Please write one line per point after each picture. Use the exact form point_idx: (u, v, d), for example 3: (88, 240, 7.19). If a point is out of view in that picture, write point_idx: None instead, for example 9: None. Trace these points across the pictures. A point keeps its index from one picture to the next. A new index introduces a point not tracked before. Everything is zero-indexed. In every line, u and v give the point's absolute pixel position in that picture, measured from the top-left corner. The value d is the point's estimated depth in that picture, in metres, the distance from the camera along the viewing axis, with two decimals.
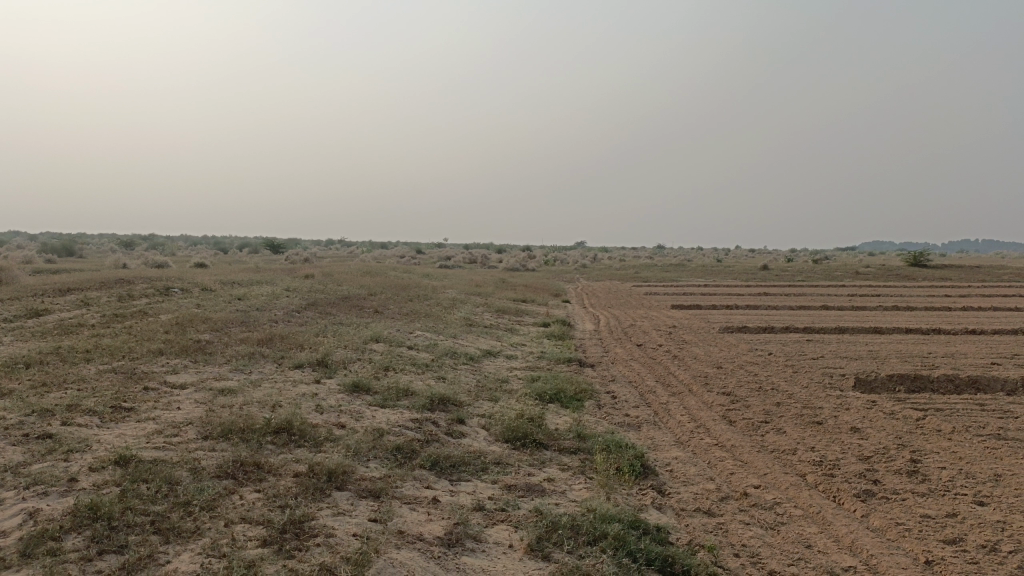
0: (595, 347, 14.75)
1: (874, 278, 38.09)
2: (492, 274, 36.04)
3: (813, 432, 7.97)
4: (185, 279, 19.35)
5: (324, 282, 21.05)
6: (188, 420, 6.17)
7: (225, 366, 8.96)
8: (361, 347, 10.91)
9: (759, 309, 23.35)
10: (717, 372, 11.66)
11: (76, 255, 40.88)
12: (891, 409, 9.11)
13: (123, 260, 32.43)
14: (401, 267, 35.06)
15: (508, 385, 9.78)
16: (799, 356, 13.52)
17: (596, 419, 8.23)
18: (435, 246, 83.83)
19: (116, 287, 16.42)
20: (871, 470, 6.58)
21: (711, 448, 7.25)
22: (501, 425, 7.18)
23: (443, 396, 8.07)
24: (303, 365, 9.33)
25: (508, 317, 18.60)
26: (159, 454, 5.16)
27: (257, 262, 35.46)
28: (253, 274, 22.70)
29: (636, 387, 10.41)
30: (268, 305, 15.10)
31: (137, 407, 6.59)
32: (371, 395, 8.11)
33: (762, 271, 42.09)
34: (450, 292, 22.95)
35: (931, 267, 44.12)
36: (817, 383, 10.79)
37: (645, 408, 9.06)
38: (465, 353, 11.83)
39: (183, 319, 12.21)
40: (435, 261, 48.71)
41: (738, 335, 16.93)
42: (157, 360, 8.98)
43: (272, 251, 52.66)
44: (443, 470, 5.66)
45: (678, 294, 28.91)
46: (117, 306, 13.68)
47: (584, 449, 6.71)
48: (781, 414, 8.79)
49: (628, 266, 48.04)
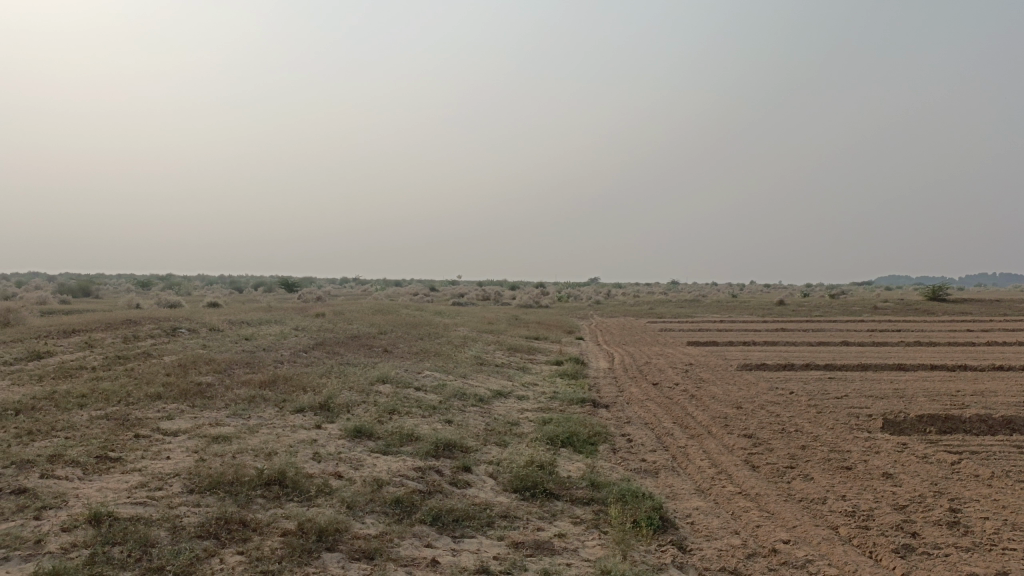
0: (610, 386, 14.29)
1: (894, 312, 37.42)
2: (506, 311, 35.59)
3: (843, 479, 7.47)
4: (192, 319, 19.08)
5: (334, 321, 20.76)
6: (175, 472, 5.80)
7: (224, 410, 8.61)
8: (366, 389, 10.54)
9: (778, 345, 22.77)
10: (737, 412, 11.16)
11: (90, 295, 41.16)
12: (923, 452, 8.60)
13: (137, 300, 32.38)
14: (413, 304, 34.81)
15: (518, 428, 9.35)
16: (822, 395, 13.00)
17: (611, 465, 7.79)
18: (448, 284, 83.70)
19: (122, 328, 16.18)
20: (909, 521, 6.08)
21: (734, 497, 6.79)
22: (509, 473, 6.75)
23: (449, 441, 7.65)
24: (305, 409, 8.96)
25: (520, 356, 18.18)
26: (138, 512, 4.79)
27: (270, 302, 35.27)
28: (263, 313, 22.49)
29: (653, 430, 9.94)
30: (275, 345, 14.79)
31: (124, 457, 6.24)
32: (374, 441, 7.72)
33: (778, 306, 41.47)
34: (462, 330, 22.58)
35: (952, 301, 43.32)
36: (843, 424, 10.27)
37: (662, 452, 8.61)
38: (475, 394, 11.42)
39: (186, 360, 11.90)
40: (449, 298, 48.47)
41: (758, 372, 16.41)
42: (153, 404, 8.65)
43: (286, 288, 52.77)
44: (445, 525, 5.25)
45: (694, 331, 28.38)
46: (120, 348, 13.42)
47: (597, 499, 6.27)
48: (807, 458, 8.31)
49: (643, 302, 47.55)
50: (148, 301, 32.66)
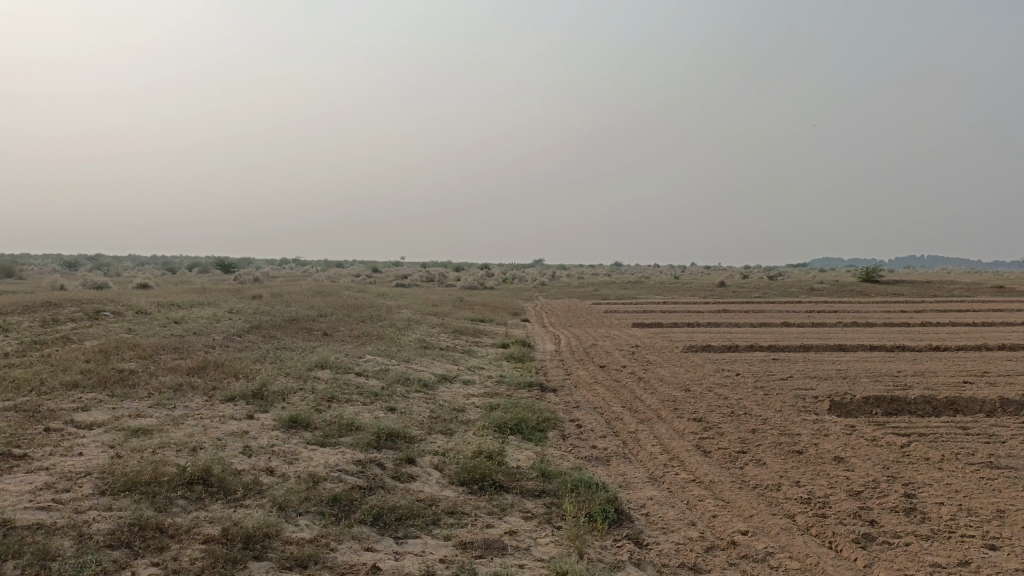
0: (557, 369, 14.04)
1: (830, 293, 38.33)
2: (449, 293, 35.05)
3: (795, 464, 7.35)
4: (119, 301, 18.06)
5: (272, 303, 19.98)
6: (86, 470, 5.25)
7: (148, 400, 8.00)
8: (304, 375, 10.01)
9: (721, 327, 22.93)
10: (685, 395, 11.03)
11: (13, 276, 39.11)
12: (873, 435, 8.57)
13: (61, 281, 30.79)
14: (355, 286, 33.98)
15: (465, 415, 8.98)
16: (768, 376, 12.99)
17: (561, 453, 7.50)
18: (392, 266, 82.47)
19: (41, 311, 15.17)
20: (865, 508, 5.95)
21: (688, 485, 6.56)
22: (456, 464, 6.39)
23: (391, 430, 7.24)
24: (236, 398, 8.41)
25: (466, 339, 17.79)
26: (39, 518, 4.26)
27: (204, 282, 34.04)
28: (197, 295, 21.50)
29: (603, 414, 9.70)
30: (207, 329, 14.05)
31: (30, 454, 5.64)
32: (310, 432, 7.25)
33: (720, 288, 42.02)
34: (405, 312, 22.05)
35: (885, 282, 44.65)
36: (791, 406, 10.22)
37: (612, 438, 8.36)
38: (419, 379, 11.01)
39: (108, 345, 11.14)
40: (392, 279, 47.69)
41: (704, 354, 16.39)
42: (69, 394, 7.98)
43: (223, 270, 51.22)
44: (387, 525, 4.86)
45: (638, 312, 28.42)
46: (37, 332, 12.50)
47: (549, 491, 5.96)
48: (758, 442, 8.18)
49: (587, 283, 47.62)
50: (74, 282, 31.01)
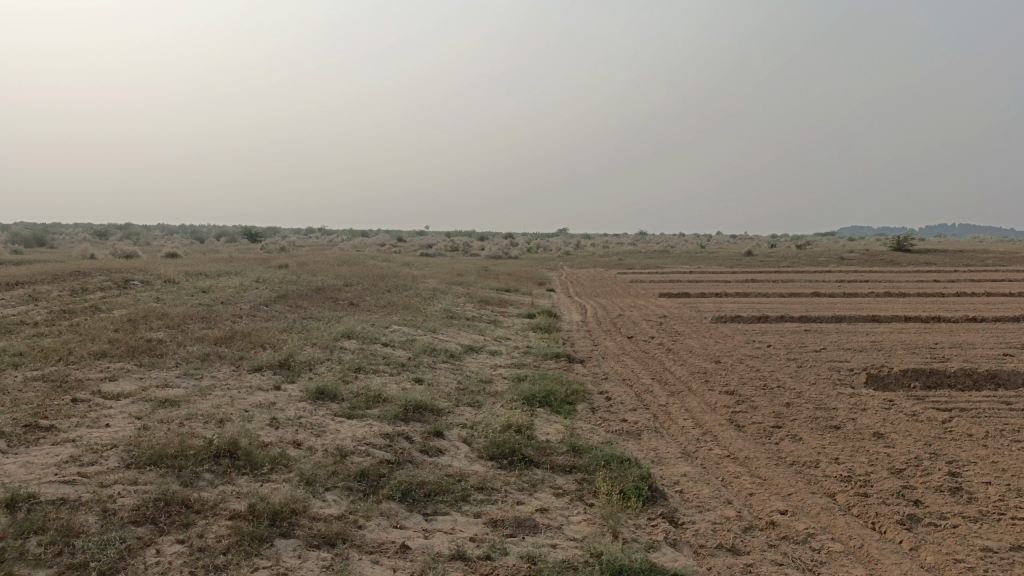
0: (584, 339, 13.87)
1: (861, 262, 37.65)
2: (474, 262, 34.94)
3: (833, 440, 7.14)
4: (147, 270, 18.13)
5: (298, 273, 19.97)
6: (112, 442, 5.19)
7: (175, 370, 7.96)
8: (330, 346, 9.94)
9: (750, 296, 22.56)
10: (716, 368, 10.80)
11: (44, 245, 39.67)
12: (912, 410, 8.31)
13: (92, 250, 31.23)
14: (379, 255, 33.96)
15: (492, 387, 8.86)
16: (800, 348, 12.71)
17: (591, 427, 7.36)
18: (417, 235, 82.48)
19: (70, 280, 15.26)
20: (909, 488, 5.75)
21: (723, 461, 6.39)
22: (485, 439, 6.26)
23: (419, 402, 7.13)
24: (263, 368, 8.36)
25: (491, 309, 17.68)
26: (64, 492, 4.20)
27: (230, 252, 34.29)
28: (224, 264, 21.55)
29: (632, 386, 9.54)
30: (234, 298, 14.05)
31: (57, 426, 5.60)
32: (337, 404, 7.17)
33: (748, 257, 41.47)
34: (431, 281, 21.95)
35: (917, 251, 43.78)
36: (826, 379, 9.97)
37: (643, 411, 8.20)
38: (445, 349, 10.90)
39: (136, 314, 11.15)
40: (416, 248, 47.68)
41: (733, 325, 16.11)
42: (96, 364, 7.96)
43: (251, 239, 51.52)
44: (415, 502, 4.76)
45: (665, 282, 28.07)
46: (67, 301, 12.57)
47: (580, 466, 5.82)
48: (794, 417, 7.97)
49: (612, 252, 47.23)
50: (103, 251, 31.31)
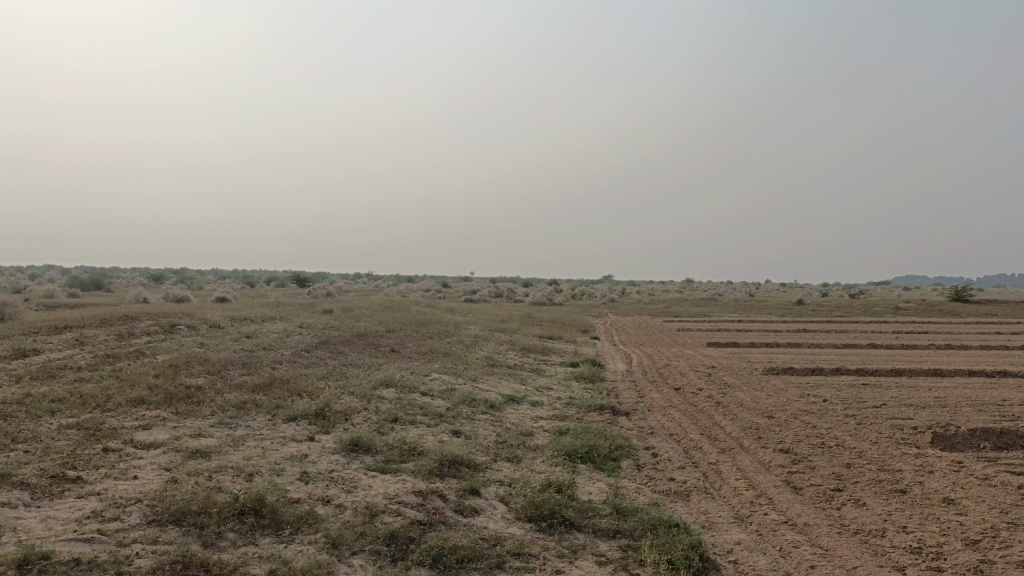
0: (629, 390, 13.45)
1: (917, 313, 36.37)
2: (518, 308, 34.73)
3: (899, 506, 6.61)
4: (194, 315, 18.33)
5: (342, 319, 19.97)
6: (137, 496, 5.01)
7: (210, 418, 7.83)
8: (368, 394, 9.74)
9: (801, 347, 21.79)
10: (769, 423, 10.28)
11: (101, 289, 40.79)
12: (985, 473, 7.71)
13: (145, 294, 31.96)
14: (423, 301, 34.01)
15: (533, 440, 8.52)
16: (858, 403, 12.07)
17: (636, 486, 6.97)
18: (462, 280, 82.90)
19: (119, 324, 15.44)
20: (988, 563, 5.23)
21: (779, 527, 5.93)
22: (523, 498, 5.93)
23: (455, 456, 6.84)
24: (298, 418, 8.18)
25: (534, 357, 17.35)
26: (80, 551, 4.01)
27: (277, 297, 34.67)
28: (270, 309, 21.68)
29: (680, 442, 9.09)
30: (276, 344, 14.00)
31: (83, 477, 5.46)
32: (371, 456, 6.92)
33: (798, 305, 40.42)
34: (474, 328, 21.74)
35: (977, 302, 42.18)
36: (888, 438, 9.38)
37: (692, 470, 7.77)
38: (485, 399, 10.61)
39: (178, 360, 11.14)
40: (460, 294, 47.75)
41: (786, 377, 15.48)
42: (132, 411, 7.88)
43: (298, 284, 52.31)
44: (447, 568, 4.45)
45: (713, 331, 27.42)
46: (112, 346, 12.66)
47: (625, 530, 5.45)
48: (854, 479, 7.45)
49: (657, 299, 46.66)
50: (155, 296, 31.96)
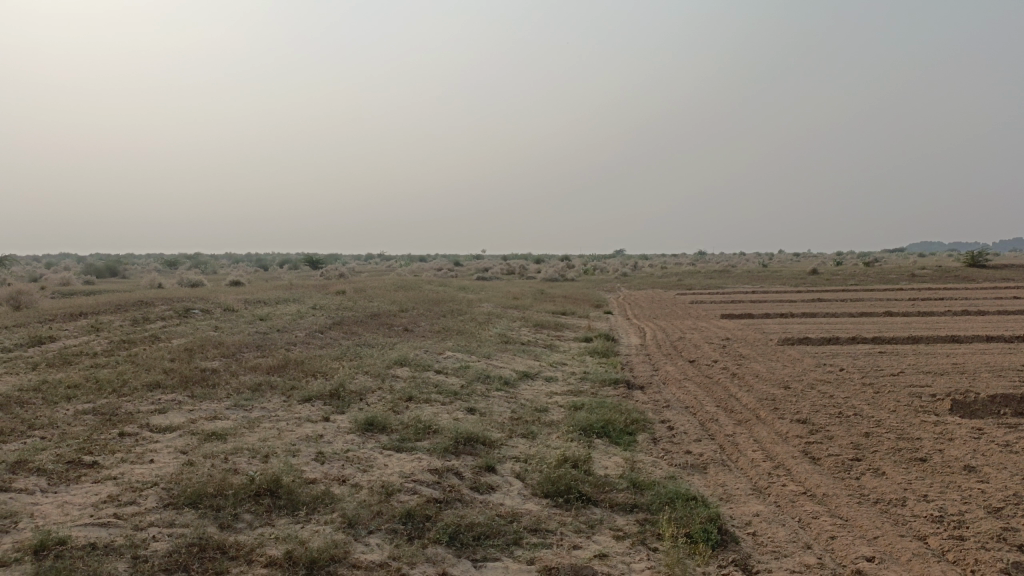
0: (643, 364, 13.41)
1: (933, 279, 36.03)
2: (530, 285, 34.68)
3: (919, 474, 6.54)
4: (208, 299, 18.39)
5: (355, 299, 19.99)
6: (153, 480, 5.03)
7: (225, 401, 7.85)
8: (382, 374, 9.74)
9: (817, 317, 21.62)
10: (786, 394, 10.21)
11: (116, 275, 41.04)
12: (1006, 440, 7.62)
13: (160, 279, 32.14)
14: (436, 280, 34.01)
15: (548, 416, 8.49)
16: (875, 372, 11.98)
17: (652, 459, 6.94)
18: (474, 259, 82.84)
19: (134, 309, 15.52)
20: (1011, 530, 5.17)
21: (798, 498, 5.88)
22: (540, 474, 5.91)
23: (470, 434, 6.82)
24: (313, 398, 8.19)
25: (548, 333, 17.34)
26: (97, 536, 4.02)
27: (290, 279, 34.77)
28: (283, 292, 21.73)
29: (696, 415, 9.04)
30: (290, 326, 14.03)
31: (100, 462, 5.48)
32: (386, 436, 6.92)
33: (812, 275, 40.13)
34: (487, 306, 21.72)
35: (994, 267, 41.71)
36: (906, 406, 9.29)
37: (708, 442, 7.72)
38: (500, 376, 10.59)
39: (193, 343, 11.19)
40: (473, 272, 47.71)
41: (802, 347, 15.38)
42: (148, 395, 7.91)
43: (311, 265, 52.45)
44: (464, 545, 4.44)
45: (727, 303, 27.28)
46: (128, 331, 12.72)
47: (642, 504, 5.41)
48: (873, 448, 7.39)
49: (669, 273, 46.46)
50: (171, 281, 32.14)
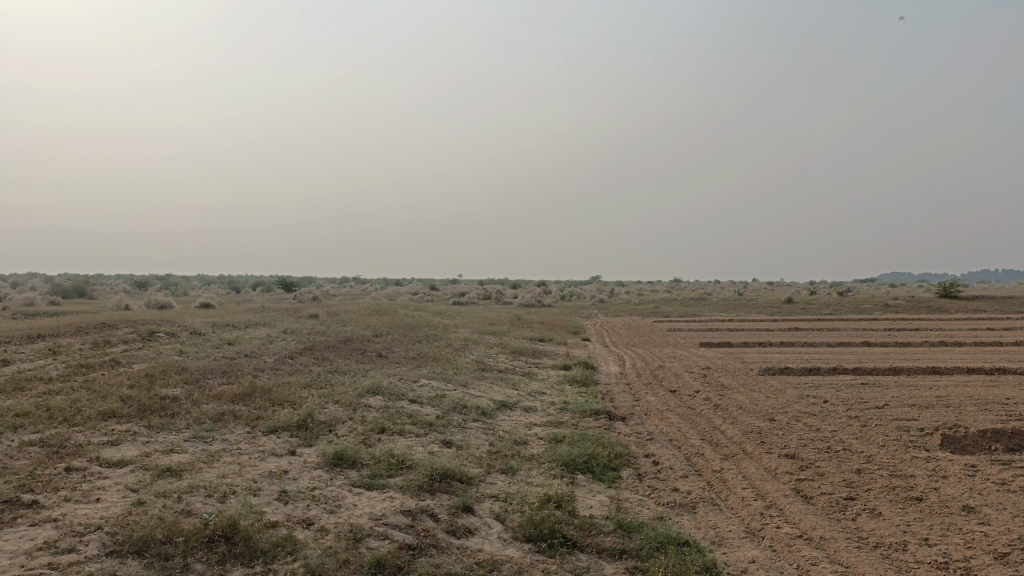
0: (624, 393, 13.06)
1: (907, 310, 36.28)
2: (507, 310, 34.23)
3: (918, 516, 6.24)
4: (175, 321, 17.77)
5: (328, 323, 19.47)
6: (98, 523, 4.56)
7: (185, 432, 7.37)
8: (353, 403, 9.29)
9: (796, 346, 21.47)
10: (772, 426, 9.91)
11: (83, 295, 40.05)
12: (1002, 478, 7.36)
13: (126, 300, 31.43)
14: (411, 305, 33.57)
15: (528, 449, 8.09)
16: (859, 404, 11.74)
17: (638, 498, 6.57)
18: (449, 283, 82.29)
19: (95, 332, 14.88)
20: None
21: (794, 543, 5.53)
22: (521, 515, 5.51)
23: (447, 470, 6.41)
24: (279, 430, 7.73)
25: (525, 360, 16.95)
26: None
27: (262, 301, 34.17)
28: (254, 315, 21.13)
29: (681, 448, 8.70)
30: (259, 352, 13.49)
31: (40, 501, 4.99)
32: (356, 471, 6.49)
33: (787, 304, 40.23)
34: (463, 332, 21.29)
35: (965, 298, 42.24)
36: (896, 441, 9.03)
37: (696, 478, 7.38)
38: (477, 405, 10.18)
39: (155, 369, 10.63)
40: (449, 296, 47.27)
41: (783, 378, 15.14)
42: (102, 426, 7.39)
43: (285, 288, 51.68)
44: None
45: (705, 331, 27.09)
46: (86, 356, 12.12)
47: (632, 550, 5.04)
48: (867, 486, 7.09)
49: (646, 299, 46.59)
50: (138, 302, 31.34)
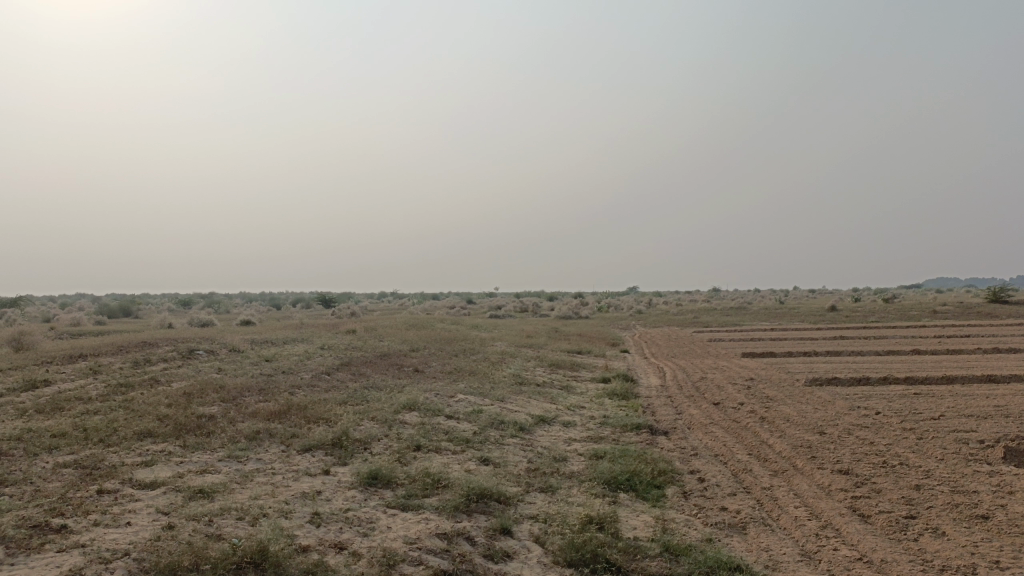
0: (665, 407, 12.72)
1: (956, 315, 35.11)
2: (545, 323, 33.93)
3: (986, 536, 5.84)
4: (214, 339, 17.89)
5: (365, 339, 19.42)
6: (125, 548, 4.43)
7: (219, 452, 7.27)
8: (389, 420, 9.12)
9: (842, 356, 20.81)
10: (822, 440, 9.49)
11: (129, 315, 40.78)
12: None
13: (168, 318, 31.82)
14: (448, 318, 33.49)
15: (568, 466, 7.84)
16: (913, 415, 11.23)
17: (684, 518, 6.27)
18: (486, 296, 82.26)
19: (136, 351, 15.01)
20: None
21: (854, 566, 5.19)
22: (561, 537, 5.26)
23: (484, 489, 6.19)
24: (314, 448, 7.59)
25: (563, 374, 16.66)
26: None
27: (301, 317, 34.38)
28: (293, 331, 21.20)
29: (727, 464, 8.36)
30: (296, 368, 13.43)
31: (70, 525, 4.90)
32: (391, 491, 6.30)
33: (831, 312, 39.26)
34: (500, 345, 21.07)
35: (1017, 302, 40.79)
36: (955, 454, 8.56)
37: (745, 496, 7.04)
38: (515, 421, 9.94)
39: (192, 387, 10.62)
40: (485, 310, 47.14)
41: (831, 389, 14.62)
42: (137, 446, 7.33)
43: (323, 305, 52.08)
44: None
45: (747, 340, 26.48)
46: (126, 375, 12.19)
47: None
48: (928, 504, 6.68)
49: (684, 310, 45.84)
50: (180, 320, 31.71)
